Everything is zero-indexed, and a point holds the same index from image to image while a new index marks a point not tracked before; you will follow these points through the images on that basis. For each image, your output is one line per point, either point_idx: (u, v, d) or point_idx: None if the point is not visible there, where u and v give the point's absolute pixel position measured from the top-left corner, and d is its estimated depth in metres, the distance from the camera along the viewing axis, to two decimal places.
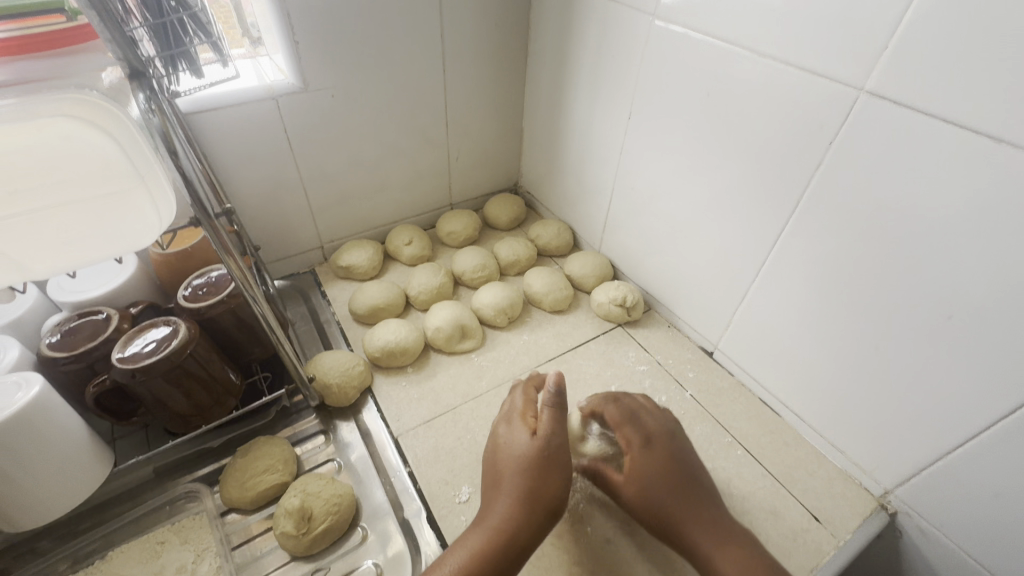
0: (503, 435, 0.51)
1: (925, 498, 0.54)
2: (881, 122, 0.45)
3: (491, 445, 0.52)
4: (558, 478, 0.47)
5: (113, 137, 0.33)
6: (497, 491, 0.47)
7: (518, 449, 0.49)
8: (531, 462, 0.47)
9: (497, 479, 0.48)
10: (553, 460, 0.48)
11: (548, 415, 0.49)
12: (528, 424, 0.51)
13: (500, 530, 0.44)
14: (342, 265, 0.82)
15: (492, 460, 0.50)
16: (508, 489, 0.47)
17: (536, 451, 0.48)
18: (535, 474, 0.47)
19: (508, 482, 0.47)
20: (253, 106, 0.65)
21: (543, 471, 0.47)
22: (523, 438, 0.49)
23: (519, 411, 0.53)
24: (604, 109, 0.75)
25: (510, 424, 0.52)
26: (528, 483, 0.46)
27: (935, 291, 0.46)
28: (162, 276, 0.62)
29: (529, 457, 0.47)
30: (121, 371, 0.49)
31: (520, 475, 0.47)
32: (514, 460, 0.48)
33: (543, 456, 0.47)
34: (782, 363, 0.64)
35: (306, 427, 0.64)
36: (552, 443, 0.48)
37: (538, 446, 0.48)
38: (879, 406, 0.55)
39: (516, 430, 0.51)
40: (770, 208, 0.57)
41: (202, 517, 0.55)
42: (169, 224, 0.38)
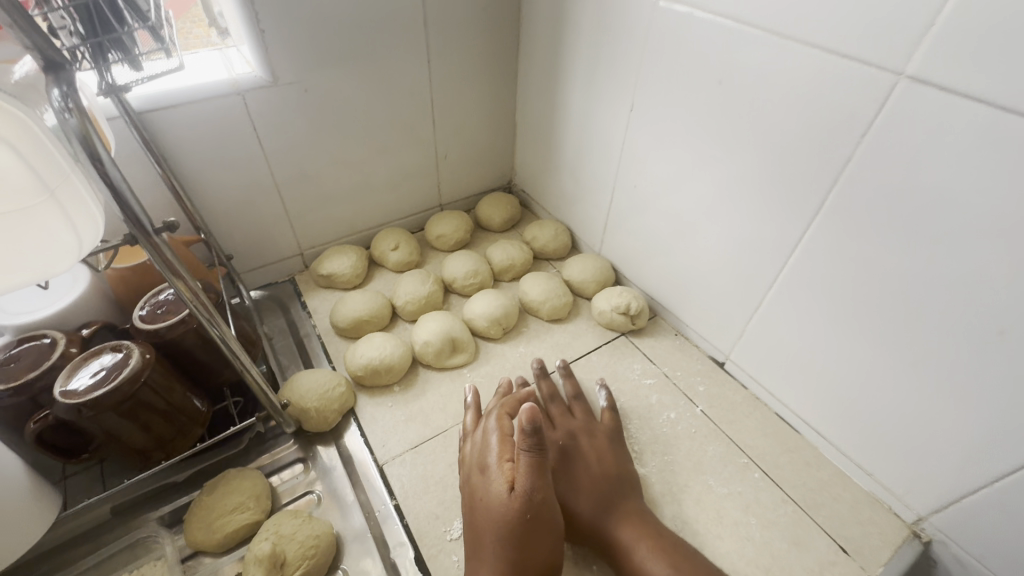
0: (480, 485, 0.43)
1: (965, 527, 0.49)
2: (923, 110, 0.40)
3: (469, 493, 0.45)
4: (547, 535, 0.41)
5: (10, 143, 0.27)
6: (480, 558, 0.42)
7: (495, 508, 0.41)
8: (511, 527, 0.40)
9: (479, 541, 0.42)
10: (535, 521, 0.40)
11: (524, 466, 0.40)
12: (505, 467, 0.42)
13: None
14: (323, 273, 0.76)
15: (473, 515, 0.43)
16: (490, 557, 0.41)
17: (513, 514, 0.40)
18: (517, 542, 0.40)
19: (489, 550, 0.41)
20: (217, 102, 0.59)
21: (526, 536, 0.40)
22: (499, 492, 0.41)
23: (495, 452, 0.44)
24: (604, 100, 0.69)
25: (487, 471, 0.43)
26: (511, 552, 0.40)
27: (983, 302, 0.41)
28: (120, 293, 0.56)
29: (508, 519, 0.40)
30: (64, 407, 0.43)
31: (499, 544, 0.40)
32: (494, 523, 0.41)
33: (522, 517, 0.40)
34: (802, 376, 0.59)
35: (282, 456, 0.58)
36: (532, 500, 0.40)
37: (516, 506, 0.40)
38: (913, 427, 0.50)
39: (492, 480, 0.42)
40: (790, 208, 0.52)
41: (165, 563, 0.49)
42: (92, 245, 0.32)
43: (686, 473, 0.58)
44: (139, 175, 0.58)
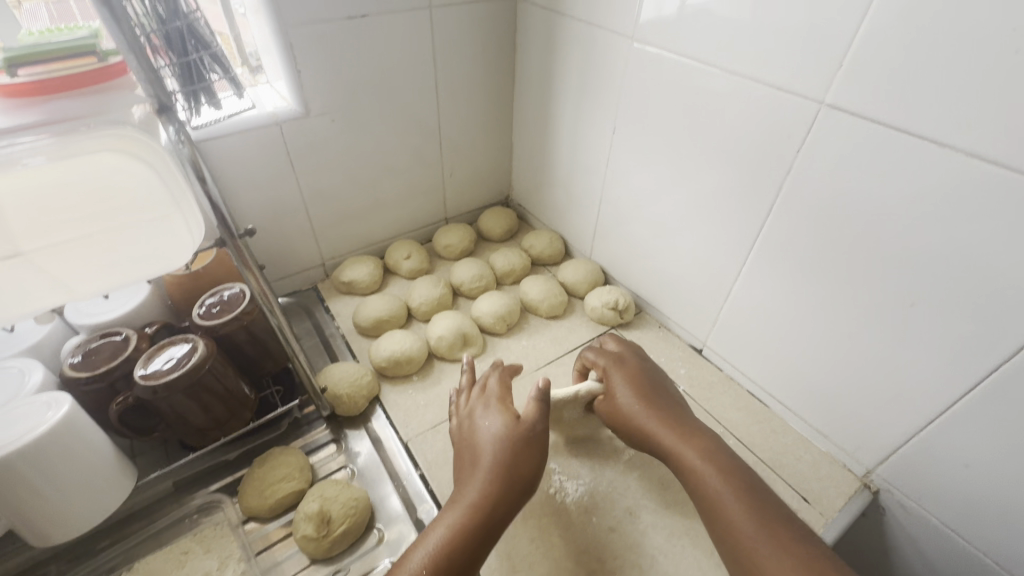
0: (479, 421, 0.54)
1: (903, 474, 0.58)
2: (842, 131, 0.50)
3: (468, 426, 0.54)
4: (534, 458, 0.50)
5: (151, 165, 0.36)
6: (473, 471, 0.49)
7: (495, 430, 0.52)
8: (507, 442, 0.50)
9: (474, 458, 0.50)
10: (531, 444, 0.51)
11: (532, 407, 0.53)
12: (505, 410, 0.54)
13: (477, 506, 0.46)
14: (344, 280, 0.85)
15: (470, 442, 0.52)
16: (485, 467, 0.49)
17: (517, 434, 0.51)
18: (514, 452, 0.50)
19: (484, 462, 0.49)
20: (259, 131, 0.69)
21: (520, 450, 0.50)
22: (501, 422, 0.52)
23: (497, 399, 0.56)
24: (590, 123, 0.79)
25: (488, 410, 0.54)
26: (505, 461, 0.49)
27: (897, 281, 0.51)
28: (175, 297, 0.65)
29: (508, 437, 0.50)
30: (145, 387, 0.52)
31: (498, 454, 0.49)
32: (494, 441, 0.50)
33: (524, 438, 0.51)
34: (768, 357, 0.68)
35: (317, 437, 0.66)
36: (528, 425, 0.52)
37: (519, 431, 0.51)
38: (859, 390, 0.59)
39: (494, 415, 0.53)
40: (747, 212, 0.62)
41: (224, 527, 0.57)
42: (200, 242, 0.41)
43: None
44: None
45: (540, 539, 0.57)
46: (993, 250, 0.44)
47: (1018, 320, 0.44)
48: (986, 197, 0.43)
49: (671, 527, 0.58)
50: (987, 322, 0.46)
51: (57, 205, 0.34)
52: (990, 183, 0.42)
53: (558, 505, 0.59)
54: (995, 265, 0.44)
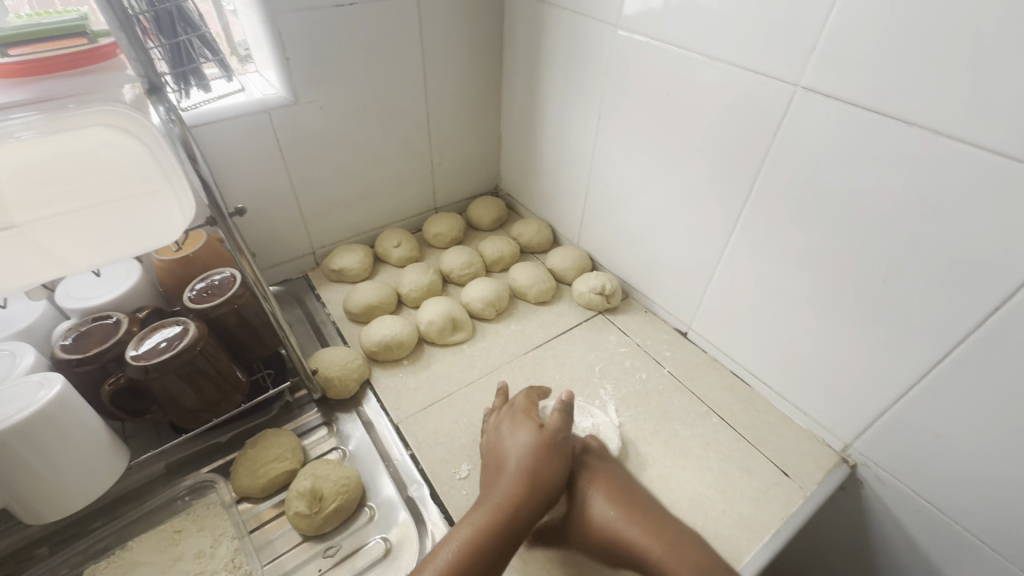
0: (507, 433, 0.55)
1: (878, 447, 0.60)
2: (817, 113, 0.52)
3: (494, 437, 0.56)
4: (558, 466, 0.52)
5: (142, 142, 0.37)
6: (500, 477, 0.50)
7: (524, 441, 0.53)
8: (535, 452, 0.51)
9: (500, 466, 0.52)
10: (556, 451, 0.52)
11: (557, 417, 0.54)
12: (532, 421, 0.55)
13: (503, 509, 0.47)
14: (334, 268, 0.86)
15: (496, 451, 0.54)
16: (512, 473, 0.50)
17: (544, 440, 0.52)
18: (540, 458, 0.51)
19: (512, 468, 0.51)
20: (249, 119, 0.69)
21: (546, 458, 0.51)
22: (529, 433, 0.54)
23: (523, 411, 0.58)
24: (576, 111, 0.81)
25: (515, 420, 0.56)
26: (530, 469, 0.50)
27: (869, 259, 0.53)
28: (166, 282, 0.65)
29: (535, 446, 0.52)
30: (136, 367, 0.52)
31: (525, 460, 0.51)
32: (522, 450, 0.52)
33: (549, 445, 0.52)
34: (750, 337, 0.70)
35: (309, 421, 0.67)
36: (555, 435, 0.53)
37: (545, 438, 0.53)
38: (836, 367, 0.61)
39: (520, 425, 0.55)
40: (728, 194, 0.64)
41: (217, 507, 0.58)
42: (192, 220, 0.42)
43: (656, 420, 0.69)
44: None
45: None
46: (959, 224, 0.46)
47: (981, 292, 0.46)
48: (952, 173, 0.45)
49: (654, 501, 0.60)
50: (954, 295, 0.48)
51: (48, 178, 0.35)
52: (956, 159, 0.44)
53: None
54: (961, 239, 0.46)
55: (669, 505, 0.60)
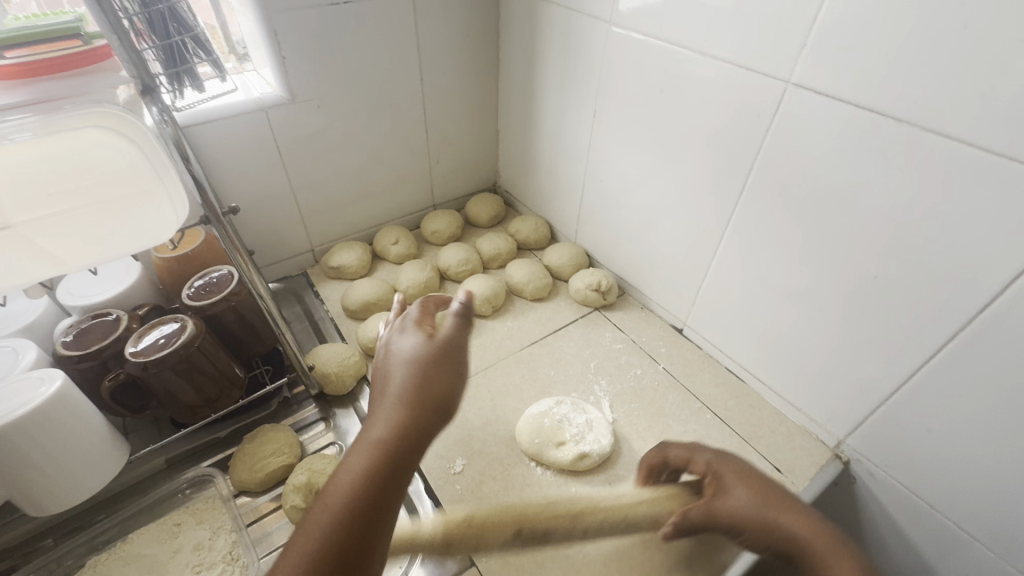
0: (388, 345, 0.46)
1: (871, 444, 0.61)
2: (808, 111, 0.52)
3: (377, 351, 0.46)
4: (451, 378, 0.43)
5: (134, 143, 0.37)
6: (381, 403, 0.41)
7: (408, 354, 0.44)
8: (416, 363, 0.43)
9: (382, 388, 0.42)
10: (448, 362, 0.44)
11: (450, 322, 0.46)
12: (422, 329, 0.46)
13: (381, 443, 0.38)
14: (333, 265, 0.86)
15: (379, 368, 0.44)
16: (394, 396, 0.41)
17: (431, 352, 0.44)
18: (427, 373, 0.42)
19: (394, 390, 0.42)
20: (245, 117, 0.70)
21: (435, 370, 0.43)
22: (414, 342, 0.45)
23: (412, 317, 0.48)
24: (572, 108, 0.81)
25: (402, 329, 0.47)
26: (415, 386, 0.41)
27: (861, 256, 0.53)
28: (166, 280, 0.66)
29: (421, 359, 0.43)
30: (135, 364, 0.53)
31: (410, 378, 0.42)
32: (404, 364, 0.43)
33: (438, 356, 0.44)
34: (744, 334, 0.70)
35: (306, 416, 0.68)
36: (446, 343, 0.45)
37: (434, 350, 0.44)
38: (829, 363, 0.61)
39: (407, 333, 0.46)
40: (722, 191, 0.64)
41: (215, 500, 0.59)
42: (184, 219, 0.43)
43: (651, 416, 0.69)
44: None
45: (522, 508, 0.59)
46: (948, 222, 0.46)
47: (970, 290, 0.46)
48: (942, 169, 0.44)
49: None
50: (946, 292, 0.48)
51: (46, 180, 0.35)
52: (944, 157, 0.44)
53: (537, 477, 0.62)
54: (952, 235, 0.46)
55: None
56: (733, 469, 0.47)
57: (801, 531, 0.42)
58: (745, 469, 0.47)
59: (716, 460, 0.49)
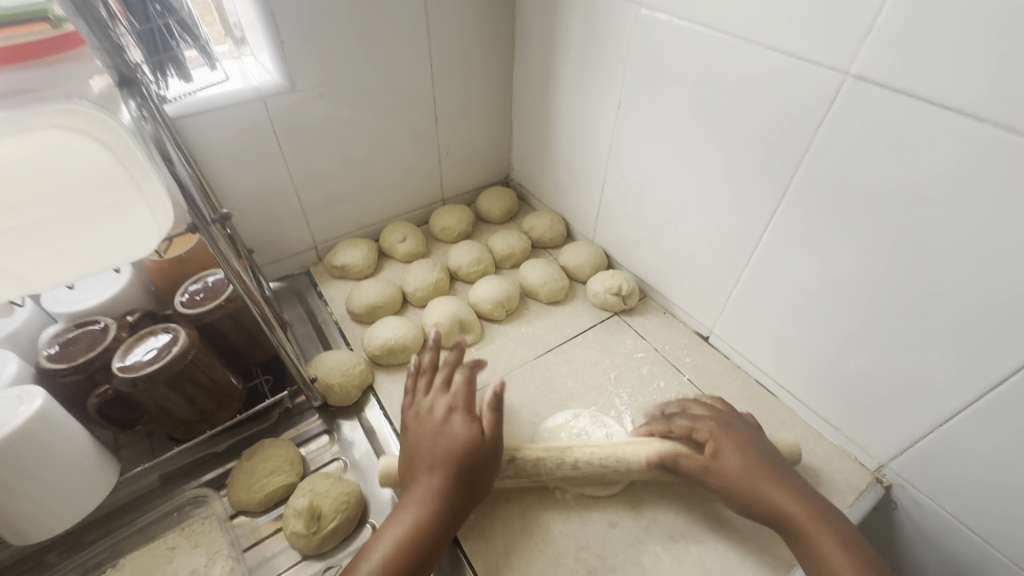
0: (432, 434, 0.50)
1: (917, 470, 0.56)
2: (868, 107, 0.46)
3: (416, 412, 0.53)
4: (483, 476, 0.49)
5: (107, 145, 0.33)
6: (416, 491, 0.48)
7: (450, 447, 0.49)
8: (458, 467, 0.48)
9: (418, 470, 0.49)
10: (483, 464, 0.49)
11: (490, 420, 0.51)
12: (467, 416, 0.51)
13: (412, 539, 0.45)
14: (337, 264, 0.82)
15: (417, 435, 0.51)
16: (430, 492, 0.47)
17: (470, 453, 0.49)
18: (465, 472, 0.48)
19: (431, 485, 0.48)
20: (241, 108, 0.65)
21: (472, 471, 0.49)
22: (457, 435, 0.50)
23: (457, 397, 0.53)
24: (594, 98, 0.75)
25: (447, 409, 0.52)
26: (451, 485, 0.48)
27: (918, 271, 0.48)
28: (159, 283, 0.62)
29: (460, 457, 0.49)
30: (123, 380, 0.49)
31: (448, 477, 0.48)
32: (447, 460, 0.48)
33: (476, 456, 0.49)
34: (776, 346, 0.66)
35: (309, 428, 0.64)
36: (484, 444, 0.50)
37: (472, 449, 0.49)
38: (873, 383, 0.56)
39: (453, 422, 0.51)
40: (760, 192, 0.58)
41: (212, 522, 0.55)
42: (167, 230, 0.38)
43: None
44: None
45: (539, 535, 0.55)
46: None
47: None
48: None
49: (674, 525, 0.56)
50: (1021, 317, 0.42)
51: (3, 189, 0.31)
52: None
53: (555, 500, 0.58)
54: None
55: (690, 526, 0.56)
56: (739, 427, 0.55)
57: (796, 511, 0.48)
58: (749, 433, 0.54)
59: (731, 418, 0.56)
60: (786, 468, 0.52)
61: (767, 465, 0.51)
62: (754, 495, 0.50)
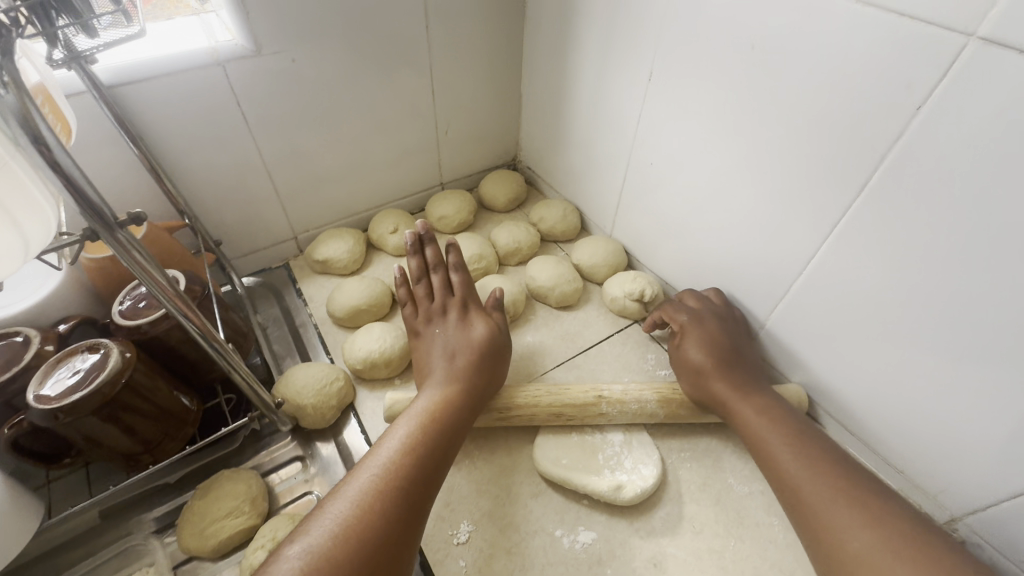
0: (451, 334, 0.55)
1: (1002, 532, 0.46)
2: (996, 84, 0.34)
3: (426, 319, 0.57)
4: (499, 365, 0.54)
5: None
6: (439, 376, 0.51)
7: (472, 340, 0.53)
8: (477, 358, 0.52)
9: (437, 364, 0.52)
10: (499, 350, 0.54)
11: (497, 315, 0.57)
12: (479, 316, 0.56)
13: (441, 408, 0.47)
14: (318, 258, 0.72)
15: (428, 342, 0.55)
16: (454, 372, 0.51)
17: (488, 341, 0.54)
18: (485, 357, 0.52)
19: (455, 367, 0.51)
20: (196, 74, 0.54)
21: (490, 357, 0.53)
22: (475, 330, 0.54)
23: (465, 301, 0.58)
24: (620, 69, 0.63)
25: (459, 312, 0.56)
26: (473, 367, 0.51)
27: None
28: (99, 285, 0.52)
29: (481, 345, 0.53)
30: (40, 414, 0.40)
31: (473, 359, 0.52)
32: (469, 349, 0.53)
33: (493, 344, 0.54)
34: (830, 372, 0.55)
35: (280, 454, 0.56)
36: (497, 336, 0.55)
37: (489, 338, 0.54)
38: (957, 428, 0.46)
39: (470, 321, 0.56)
40: (827, 189, 0.47)
41: (156, 571, 0.47)
42: (38, 244, 0.27)
43: (706, 470, 0.55)
44: (112, 157, 0.53)
45: None
46: None
47: None
48: None
49: None
50: None
51: None
52: None
53: (563, 552, 0.49)
54: None
55: None
56: (726, 323, 0.58)
57: (747, 412, 0.50)
58: (731, 328, 0.57)
59: (718, 311, 0.59)
60: (755, 363, 0.56)
61: (735, 357, 0.54)
62: (707, 388, 0.54)
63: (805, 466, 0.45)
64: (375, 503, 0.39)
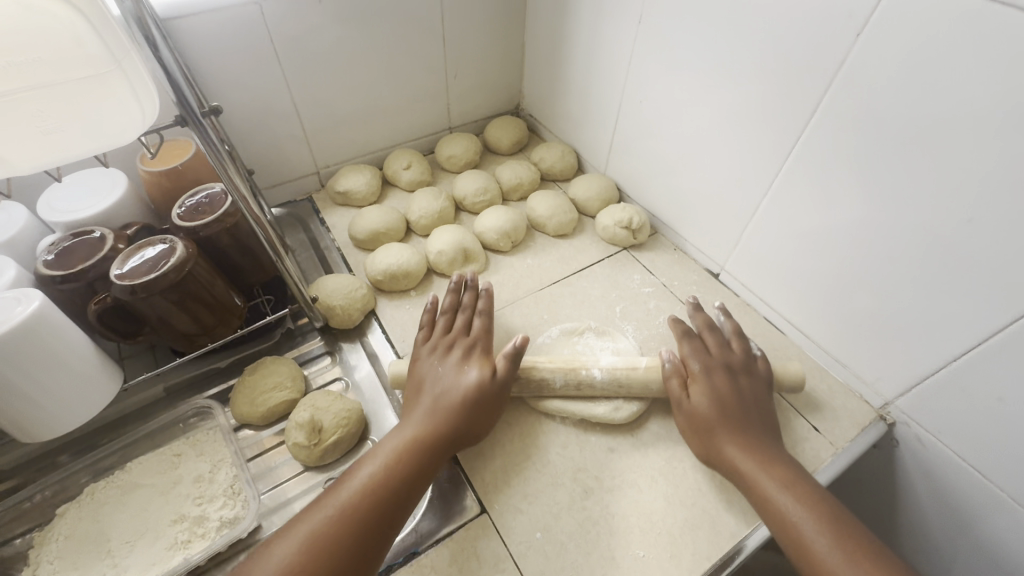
0: (445, 375, 0.55)
1: (923, 407, 0.55)
2: (917, 6, 0.41)
3: (430, 350, 0.58)
4: (485, 417, 0.53)
5: (85, 15, 0.32)
6: (417, 420, 0.51)
7: (463, 387, 0.53)
8: (462, 408, 0.52)
9: (423, 403, 0.53)
10: (489, 403, 0.54)
11: (501, 364, 0.56)
12: (481, 363, 0.56)
13: (413, 458, 0.48)
14: (339, 191, 0.79)
15: (421, 372, 0.55)
16: (434, 421, 0.51)
17: (478, 393, 0.53)
18: (472, 408, 0.52)
19: (438, 417, 0.51)
20: (234, 10, 0.60)
21: (477, 410, 0.53)
22: (470, 379, 0.54)
23: (472, 347, 0.57)
24: (613, 14, 0.69)
25: (464, 355, 0.56)
26: (455, 419, 0.51)
27: (936, 199, 0.45)
28: (156, 198, 0.60)
29: (473, 395, 0.53)
30: (121, 287, 0.48)
31: (458, 409, 0.52)
32: (458, 397, 0.52)
33: (484, 396, 0.53)
34: (790, 283, 0.63)
35: (311, 349, 0.65)
36: (493, 387, 0.54)
37: (480, 390, 0.53)
38: (888, 321, 0.54)
39: (469, 365, 0.55)
40: (787, 115, 0.54)
41: (216, 432, 0.56)
42: (151, 117, 0.39)
43: None
44: None
45: (536, 457, 0.56)
46: None
47: None
48: None
49: (672, 451, 0.57)
50: None
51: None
52: None
53: (555, 424, 0.58)
54: None
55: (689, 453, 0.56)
56: (740, 379, 0.56)
57: (744, 463, 0.50)
58: (745, 385, 0.55)
59: (733, 363, 0.57)
60: (767, 422, 0.54)
61: (742, 415, 0.53)
62: (709, 438, 0.52)
63: (843, 553, 0.43)
64: (324, 543, 0.42)
